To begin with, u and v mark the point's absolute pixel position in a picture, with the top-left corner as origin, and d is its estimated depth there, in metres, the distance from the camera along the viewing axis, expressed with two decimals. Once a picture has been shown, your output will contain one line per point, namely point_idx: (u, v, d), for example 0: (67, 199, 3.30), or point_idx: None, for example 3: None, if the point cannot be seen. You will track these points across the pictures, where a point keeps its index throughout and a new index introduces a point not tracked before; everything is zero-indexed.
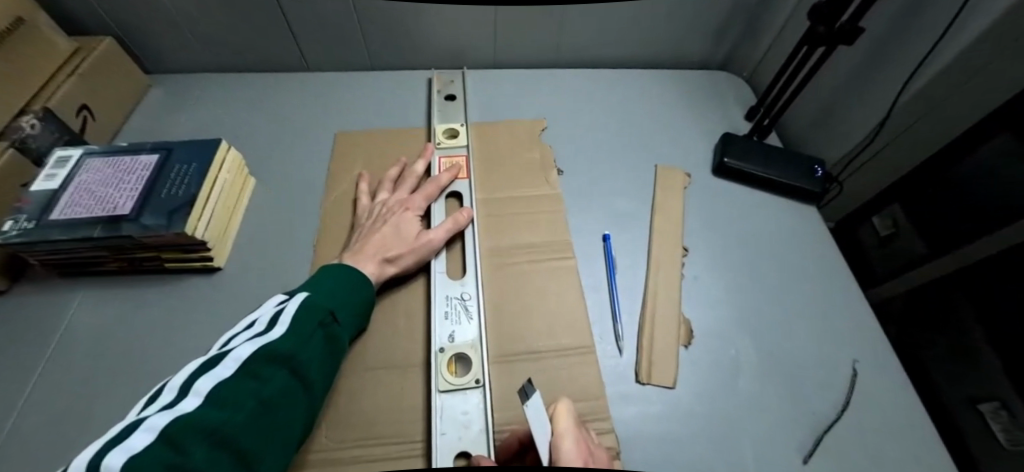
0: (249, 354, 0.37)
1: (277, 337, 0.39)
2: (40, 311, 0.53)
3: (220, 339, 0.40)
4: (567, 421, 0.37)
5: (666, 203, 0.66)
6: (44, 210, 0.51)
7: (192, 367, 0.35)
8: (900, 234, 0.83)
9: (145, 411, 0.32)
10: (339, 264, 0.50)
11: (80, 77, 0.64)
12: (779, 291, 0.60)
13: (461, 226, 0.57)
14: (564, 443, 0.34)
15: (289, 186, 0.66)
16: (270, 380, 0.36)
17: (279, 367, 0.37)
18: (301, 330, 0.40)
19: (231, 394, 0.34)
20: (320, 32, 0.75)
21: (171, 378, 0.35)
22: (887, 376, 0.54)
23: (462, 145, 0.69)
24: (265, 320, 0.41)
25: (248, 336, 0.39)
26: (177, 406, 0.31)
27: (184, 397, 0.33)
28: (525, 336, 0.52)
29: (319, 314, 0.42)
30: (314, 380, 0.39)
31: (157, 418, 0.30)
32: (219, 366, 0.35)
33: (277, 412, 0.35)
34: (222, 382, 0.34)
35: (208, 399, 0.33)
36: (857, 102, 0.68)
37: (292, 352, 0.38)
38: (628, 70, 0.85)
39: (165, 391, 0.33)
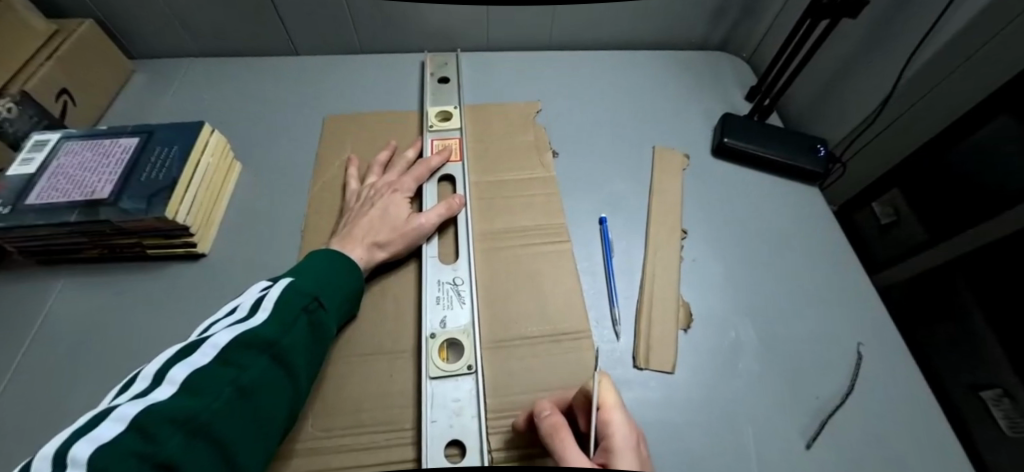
0: (227, 341, 0.35)
1: (258, 324, 0.37)
2: (18, 300, 0.52)
3: (200, 325, 0.38)
4: (614, 395, 0.36)
5: (664, 185, 0.64)
6: (19, 195, 0.49)
7: (169, 354, 0.33)
8: (901, 221, 0.80)
9: (115, 401, 0.30)
10: (326, 250, 0.48)
11: (59, 60, 0.62)
12: (780, 274, 0.58)
13: (453, 210, 0.55)
14: (615, 417, 0.34)
15: (276, 171, 0.64)
16: (250, 368, 0.34)
17: (259, 354, 0.35)
18: (284, 316, 0.38)
19: (209, 382, 0.32)
20: (308, 13, 0.73)
21: (145, 364, 0.33)
22: (892, 357, 0.53)
23: (455, 127, 0.67)
24: (246, 306, 0.39)
25: (227, 322, 0.37)
26: (150, 395, 0.30)
27: (158, 385, 0.31)
28: (519, 321, 0.51)
29: (302, 301, 0.40)
30: (298, 369, 0.38)
31: (128, 406, 0.28)
32: (196, 354, 0.33)
33: (258, 401, 0.34)
34: (198, 370, 0.32)
35: (184, 387, 0.31)
36: (860, 80, 0.66)
37: (275, 338, 0.37)
38: (626, 51, 0.83)
39: (138, 379, 0.31)
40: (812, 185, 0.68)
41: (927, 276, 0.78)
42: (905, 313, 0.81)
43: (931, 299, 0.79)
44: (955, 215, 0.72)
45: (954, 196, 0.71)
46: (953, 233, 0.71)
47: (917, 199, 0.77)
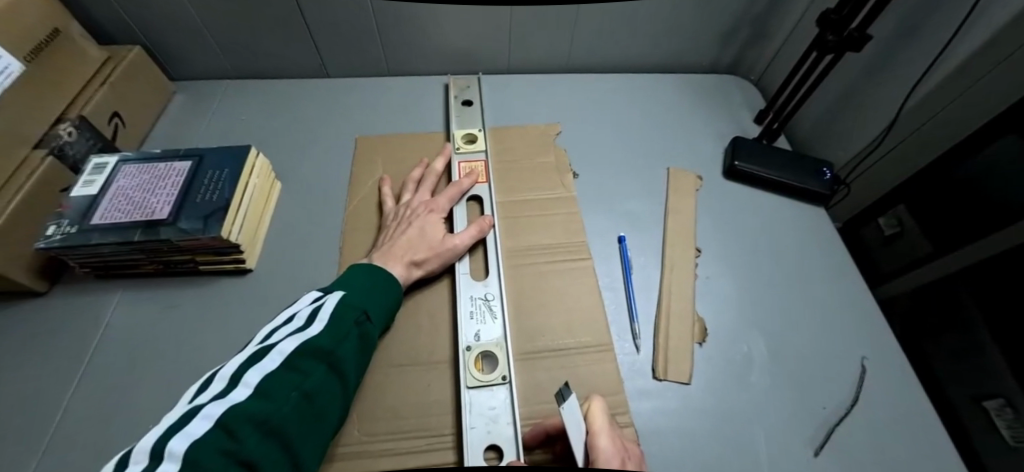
0: (291, 349, 0.38)
1: (317, 333, 0.40)
2: (79, 313, 0.55)
3: (263, 330, 0.42)
4: (602, 420, 0.41)
5: (678, 205, 0.68)
6: (85, 214, 0.54)
7: (241, 358, 0.37)
8: (905, 231, 0.82)
9: (199, 398, 0.34)
10: (371, 263, 0.52)
11: (112, 86, 0.66)
12: (789, 290, 0.62)
13: (484, 231, 0.59)
14: (599, 440, 0.38)
15: (313, 190, 0.68)
16: (312, 374, 0.38)
17: (318, 362, 0.39)
18: (339, 328, 0.42)
19: (277, 386, 0.36)
20: (340, 39, 0.77)
21: (221, 366, 0.37)
22: (896, 371, 0.56)
23: (480, 149, 0.71)
24: (305, 314, 0.42)
25: (289, 329, 0.41)
26: (228, 396, 0.34)
27: (235, 386, 0.35)
28: (546, 335, 0.55)
29: (354, 314, 0.44)
30: (351, 376, 0.41)
31: (213, 406, 0.32)
32: (265, 359, 0.37)
33: (319, 406, 0.37)
34: (268, 375, 0.36)
35: (258, 390, 0.35)
36: (864, 107, 0.70)
37: (331, 349, 0.40)
38: (639, 75, 0.87)
39: (216, 379, 0.35)
40: (818, 206, 0.71)
41: (926, 294, 0.82)
42: (911, 327, 0.85)
43: (936, 311, 0.82)
44: (959, 230, 0.75)
45: (962, 209, 0.73)
46: (957, 244, 0.74)
47: (924, 213, 0.79)
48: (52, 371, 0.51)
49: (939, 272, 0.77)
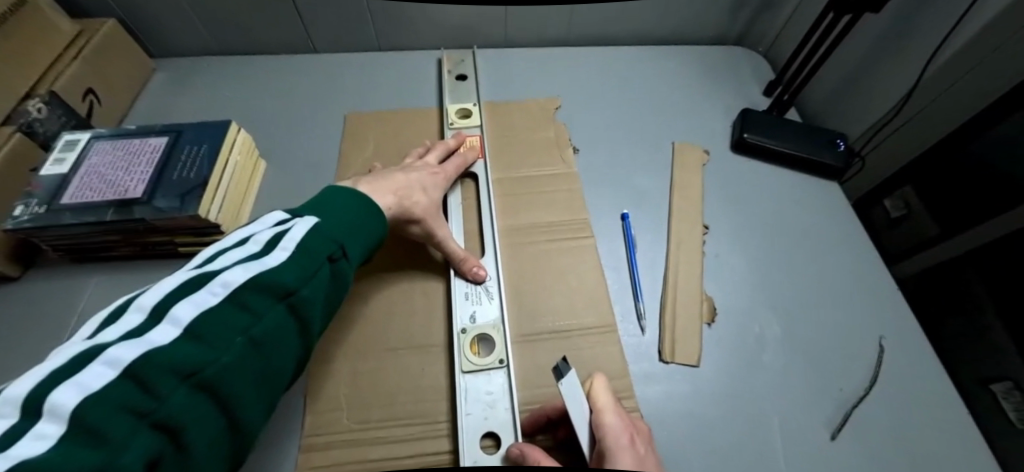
0: (241, 282, 0.30)
1: (276, 265, 0.32)
2: (54, 298, 0.53)
3: (205, 253, 0.33)
4: (607, 396, 0.38)
5: (685, 181, 0.65)
6: (55, 194, 0.50)
7: (171, 285, 0.29)
8: (911, 212, 0.79)
9: (103, 335, 0.25)
10: (352, 189, 0.43)
11: (84, 61, 0.62)
12: (803, 268, 0.59)
13: (472, 269, 0.51)
14: (607, 418, 0.36)
15: (300, 169, 0.64)
16: (264, 316, 0.30)
17: (276, 301, 0.31)
18: (306, 262, 0.34)
19: (216, 327, 0.28)
20: (326, 10, 0.73)
21: (143, 292, 0.28)
22: (914, 352, 0.53)
23: (476, 125, 0.68)
24: (262, 239, 0.34)
25: (239, 255, 0.32)
26: (146, 337, 0.25)
27: (155, 325, 0.26)
28: (546, 316, 0.51)
29: (327, 248, 0.36)
30: (314, 322, 0.34)
31: (122, 347, 0.24)
32: (203, 292, 0.29)
33: (271, 354, 0.30)
34: (205, 313, 0.28)
35: (188, 331, 0.27)
36: (878, 76, 0.66)
37: (294, 286, 0.32)
38: (642, 47, 0.83)
39: (132, 310, 0.27)
40: (832, 180, 0.68)
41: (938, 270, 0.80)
42: (919, 304, 0.83)
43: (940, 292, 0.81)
44: (965, 211, 0.72)
45: (971, 190, 0.71)
46: (963, 228, 0.73)
47: (931, 198, 0.76)
48: (25, 358, 0.48)
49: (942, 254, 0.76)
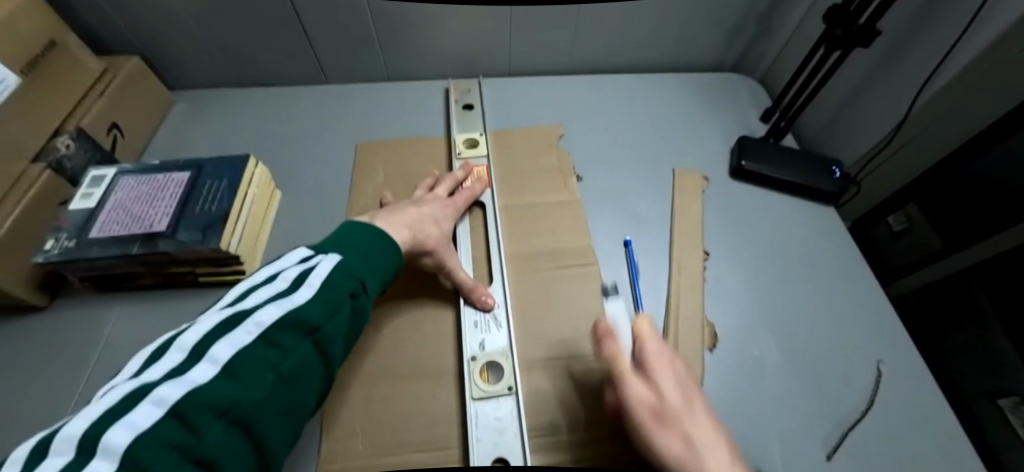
0: (272, 320, 0.31)
1: (303, 303, 0.34)
2: (80, 327, 0.55)
3: (237, 290, 0.35)
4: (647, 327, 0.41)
5: (685, 206, 0.67)
6: (83, 228, 0.53)
7: (207, 324, 0.30)
8: (914, 225, 0.80)
9: (148, 373, 0.27)
10: (369, 225, 0.45)
11: (110, 97, 0.66)
12: (802, 291, 0.61)
13: (481, 298, 0.53)
14: (648, 344, 0.40)
15: (313, 198, 0.67)
16: (292, 352, 0.32)
17: (302, 338, 0.33)
18: (330, 299, 0.35)
19: (250, 364, 0.29)
20: (338, 44, 0.76)
21: (183, 331, 0.29)
22: (912, 375, 0.54)
23: (483, 154, 0.70)
24: (289, 277, 0.35)
25: (269, 293, 0.34)
26: (187, 375, 0.27)
27: (195, 363, 0.28)
28: (553, 341, 0.53)
29: (349, 284, 0.38)
30: (336, 357, 0.35)
31: (167, 387, 0.26)
32: (237, 330, 0.30)
33: (297, 390, 0.31)
34: (240, 351, 0.29)
35: (225, 369, 0.28)
36: (870, 104, 0.68)
37: (319, 323, 0.33)
38: (641, 74, 0.85)
39: (173, 348, 0.28)
40: (829, 205, 0.70)
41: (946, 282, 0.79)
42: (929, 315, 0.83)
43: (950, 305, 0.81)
44: (969, 225, 0.73)
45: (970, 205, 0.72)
46: (965, 243, 0.73)
47: (936, 214, 0.77)
48: (51, 386, 0.50)
49: (945, 268, 0.76)
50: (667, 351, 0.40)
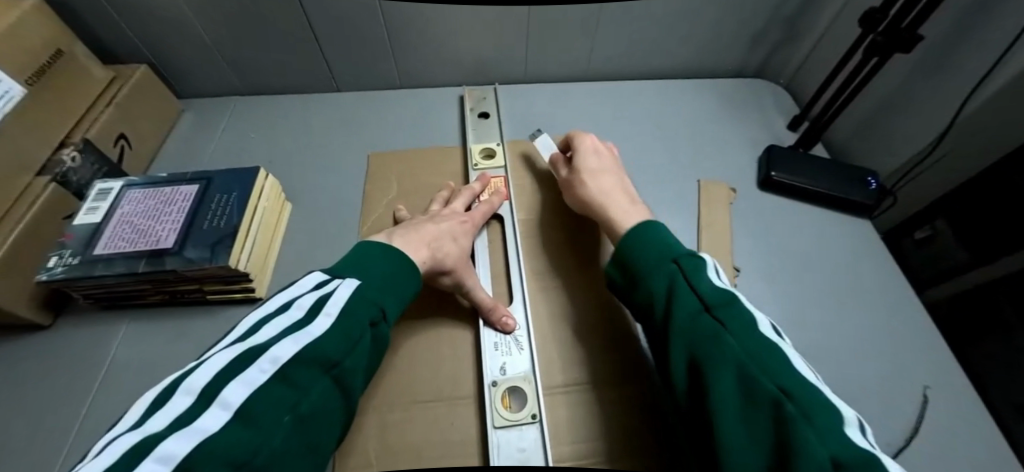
0: (288, 357, 0.29)
1: (321, 334, 0.31)
2: (84, 347, 0.53)
3: (248, 322, 0.33)
4: (587, 148, 0.60)
5: (713, 219, 0.64)
6: (88, 244, 0.51)
7: (218, 362, 0.28)
8: (938, 236, 0.76)
9: (151, 423, 0.24)
10: (385, 245, 0.43)
11: (117, 107, 0.64)
12: (840, 310, 0.57)
13: (502, 318, 0.50)
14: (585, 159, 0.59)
15: (324, 210, 0.64)
16: (310, 390, 0.29)
17: (321, 374, 0.30)
18: (349, 329, 0.33)
19: (265, 407, 0.27)
20: (351, 52, 0.74)
21: (191, 372, 0.27)
22: (962, 403, 0.51)
23: (500, 165, 0.67)
24: (304, 305, 0.33)
25: (283, 325, 0.32)
26: (195, 424, 0.24)
27: (205, 409, 0.25)
28: (574, 363, 0.50)
29: (369, 311, 0.35)
30: (356, 391, 0.33)
31: (175, 440, 0.23)
32: (250, 369, 0.28)
33: (315, 432, 0.29)
34: (254, 393, 0.27)
35: (238, 414, 0.25)
36: (908, 113, 0.64)
37: (338, 358, 0.31)
38: (662, 81, 0.83)
39: (179, 392, 0.26)
40: (863, 217, 0.66)
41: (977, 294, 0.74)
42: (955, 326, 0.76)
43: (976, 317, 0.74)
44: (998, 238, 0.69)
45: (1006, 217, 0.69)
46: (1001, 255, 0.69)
47: (963, 227, 0.72)
48: (53, 411, 0.48)
49: (985, 276, 0.72)
50: (604, 158, 0.59)
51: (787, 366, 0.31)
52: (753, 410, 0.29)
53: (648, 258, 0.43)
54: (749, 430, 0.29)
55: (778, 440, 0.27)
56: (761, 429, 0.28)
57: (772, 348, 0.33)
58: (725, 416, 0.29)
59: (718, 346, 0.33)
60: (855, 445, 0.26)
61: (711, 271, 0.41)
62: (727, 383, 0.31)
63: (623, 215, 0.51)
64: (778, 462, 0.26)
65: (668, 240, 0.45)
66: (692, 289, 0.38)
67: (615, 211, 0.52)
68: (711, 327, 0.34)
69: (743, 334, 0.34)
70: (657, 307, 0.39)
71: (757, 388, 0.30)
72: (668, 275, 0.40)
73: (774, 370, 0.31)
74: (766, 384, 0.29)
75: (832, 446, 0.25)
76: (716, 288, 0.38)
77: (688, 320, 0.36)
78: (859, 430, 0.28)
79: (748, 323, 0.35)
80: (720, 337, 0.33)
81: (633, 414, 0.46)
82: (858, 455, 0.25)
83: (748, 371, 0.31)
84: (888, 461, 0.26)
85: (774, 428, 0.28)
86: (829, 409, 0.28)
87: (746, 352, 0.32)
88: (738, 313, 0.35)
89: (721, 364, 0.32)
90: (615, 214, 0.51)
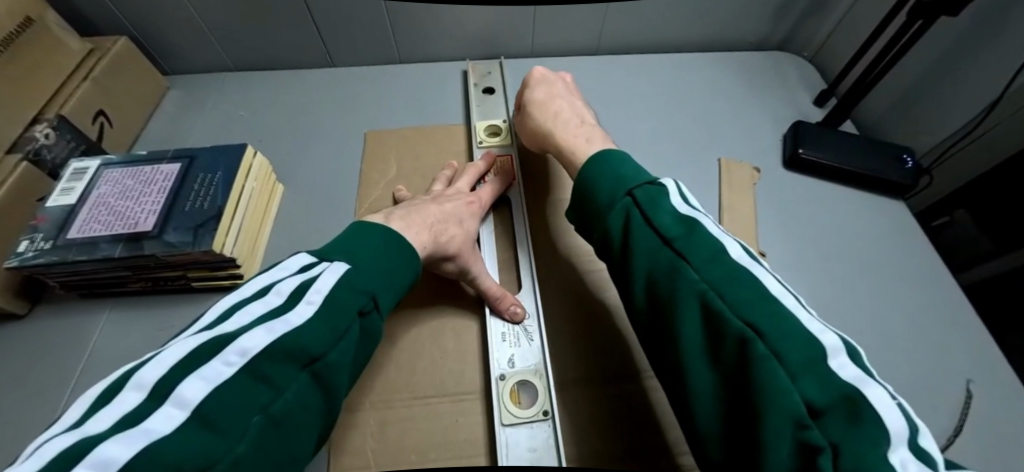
0: (260, 348, 0.26)
1: (301, 324, 0.28)
2: (63, 337, 0.49)
3: (218, 308, 0.29)
4: (535, 77, 0.56)
5: (735, 201, 0.59)
6: (61, 228, 0.47)
7: (177, 352, 0.24)
8: (957, 222, 0.73)
9: (91, 421, 0.21)
10: (382, 226, 0.38)
11: (95, 81, 0.59)
12: (874, 299, 0.53)
13: (509, 306, 0.46)
14: (533, 88, 0.55)
15: (318, 192, 0.60)
16: (285, 388, 0.26)
17: (297, 369, 0.27)
18: (333, 321, 0.29)
19: (229, 407, 0.23)
20: (345, 24, 0.69)
21: (147, 362, 0.24)
22: (1007, 397, 0.47)
23: (506, 142, 0.62)
24: (284, 291, 0.30)
25: (258, 313, 0.28)
26: (145, 423, 0.21)
27: (159, 405, 0.22)
28: (573, 356, 0.47)
29: (357, 300, 0.32)
30: (339, 389, 0.30)
31: (117, 441, 0.19)
32: (215, 361, 0.24)
33: (289, 434, 0.26)
34: (217, 389, 0.23)
35: (197, 415, 0.22)
36: (950, 86, 0.59)
37: (320, 351, 0.28)
38: (679, 56, 0.77)
39: (130, 386, 0.22)
40: (896, 199, 0.62)
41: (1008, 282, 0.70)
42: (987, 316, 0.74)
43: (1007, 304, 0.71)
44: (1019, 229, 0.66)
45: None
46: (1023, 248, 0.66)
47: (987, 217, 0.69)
48: (27, 407, 0.44)
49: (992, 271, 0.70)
50: (552, 82, 0.55)
51: (761, 293, 0.26)
52: (720, 353, 0.25)
53: (602, 192, 0.37)
54: (716, 377, 0.25)
55: (743, 381, 0.23)
56: (727, 374, 0.25)
57: (742, 274, 0.27)
58: (692, 365, 0.26)
59: (679, 284, 0.28)
60: (833, 380, 0.21)
61: (675, 196, 0.34)
62: (692, 327, 0.27)
63: (570, 142, 0.47)
64: (742, 407, 0.23)
65: (626, 170, 0.38)
66: (648, 221, 0.32)
67: (562, 134, 0.49)
68: (670, 264, 0.29)
69: (708, 263, 0.28)
70: (613, 248, 0.34)
71: (723, 329, 0.25)
72: (624, 211, 0.34)
73: (741, 300, 0.25)
74: (730, 321, 0.25)
75: (803, 388, 0.21)
76: (678, 216, 0.32)
77: (647, 259, 0.31)
78: (847, 359, 0.22)
79: (715, 250, 0.29)
80: (681, 273, 0.28)
81: (624, 413, 0.43)
82: (832, 396, 0.21)
83: (710, 307, 0.26)
84: (871, 389, 0.20)
85: (738, 370, 0.24)
86: (803, 337, 0.23)
87: (711, 285, 0.27)
88: (703, 239, 0.30)
89: (683, 306, 0.27)
90: (560, 137, 0.49)
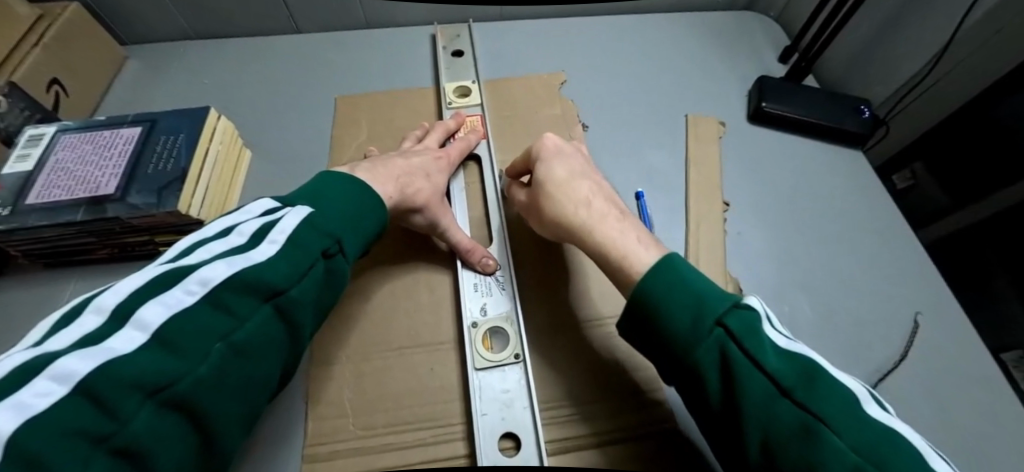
0: (221, 279, 0.26)
1: (263, 261, 0.28)
2: (32, 304, 0.49)
3: (178, 246, 0.29)
4: (551, 150, 0.45)
5: (701, 154, 0.61)
6: (19, 194, 0.46)
7: (134, 283, 0.25)
8: (919, 184, 0.75)
9: (50, 342, 0.21)
10: (345, 175, 0.39)
11: (47, 48, 0.57)
12: (831, 242, 0.56)
13: (479, 258, 0.47)
14: (553, 161, 0.44)
15: (288, 156, 0.60)
16: (247, 319, 0.27)
17: (258, 303, 0.27)
18: (296, 259, 0.30)
19: (190, 332, 0.24)
20: None
21: (105, 290, 0.24)
22: (951, 326, 0.50)
23: (476, 103, 0.63)
24: (247, 231, 0.30)
25: (218, 250, 0.28)
26: (106, 343, 0.21)
27: (119, 329, 0.22)
28: (545, 306, 0.48)
29: (320, 242, 0.32)
30: (304, 323, 0.30)
31: (77, 358, 0.20)
32: (175, 290, 0.25)
33: (252, 366, 0.26)
34: (176, 317, 0.24)
35: (157, 337, 0.23)
36: (903, 37, 0.61)
37: (283, 286, 0.28)
38: (648, 16, 0.77)
39: (89, 311, 0.23)
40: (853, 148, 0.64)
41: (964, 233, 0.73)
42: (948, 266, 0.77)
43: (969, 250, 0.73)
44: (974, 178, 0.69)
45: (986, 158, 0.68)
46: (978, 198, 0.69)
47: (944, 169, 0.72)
48: None
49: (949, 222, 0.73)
50: (573, 158, 0.45)
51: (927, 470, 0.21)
52: None
53: (678, 318, 0.29)
54: None
55: None
56: None
57: (893, 440, 0.22)
58: None
59: (825, 451, 0.22)
60: None
61: (768, 324, 0.29)
62: None
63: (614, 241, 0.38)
64: None
65: (699, 282, 0.31)
66: (755, 362, 0.26)
67: (603, 229, 0.39)
68: (800, 423, 0.24)
69: (848, 424, 0.23)
70: (711, 400, 0.27)
71: None
72: (716, 344, 0.28)
73: None
74: None
75: None
76: (783, 355, 0.27)
77: (763, 410, 0.25)
78: None
79: (849, 403, 0.24)
80: (821, 437, 0.23)
81: (606, 366, 0.44)
82: None
83: None
84: None
85: None
86: None
87: (863, 456, 0.22)
88: (833, 391, 0.24)
89: None
90: (602, 233, 0.38)
